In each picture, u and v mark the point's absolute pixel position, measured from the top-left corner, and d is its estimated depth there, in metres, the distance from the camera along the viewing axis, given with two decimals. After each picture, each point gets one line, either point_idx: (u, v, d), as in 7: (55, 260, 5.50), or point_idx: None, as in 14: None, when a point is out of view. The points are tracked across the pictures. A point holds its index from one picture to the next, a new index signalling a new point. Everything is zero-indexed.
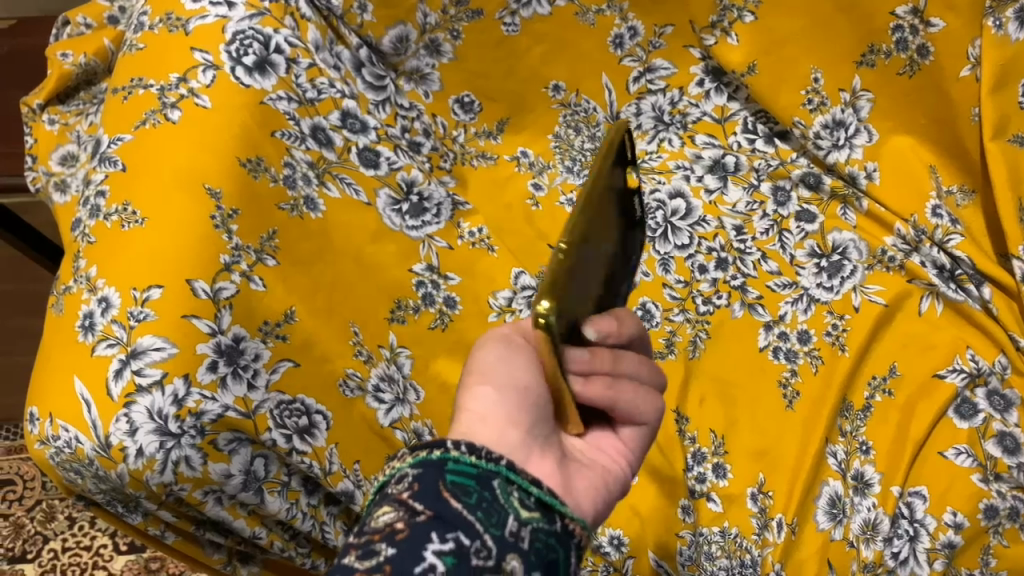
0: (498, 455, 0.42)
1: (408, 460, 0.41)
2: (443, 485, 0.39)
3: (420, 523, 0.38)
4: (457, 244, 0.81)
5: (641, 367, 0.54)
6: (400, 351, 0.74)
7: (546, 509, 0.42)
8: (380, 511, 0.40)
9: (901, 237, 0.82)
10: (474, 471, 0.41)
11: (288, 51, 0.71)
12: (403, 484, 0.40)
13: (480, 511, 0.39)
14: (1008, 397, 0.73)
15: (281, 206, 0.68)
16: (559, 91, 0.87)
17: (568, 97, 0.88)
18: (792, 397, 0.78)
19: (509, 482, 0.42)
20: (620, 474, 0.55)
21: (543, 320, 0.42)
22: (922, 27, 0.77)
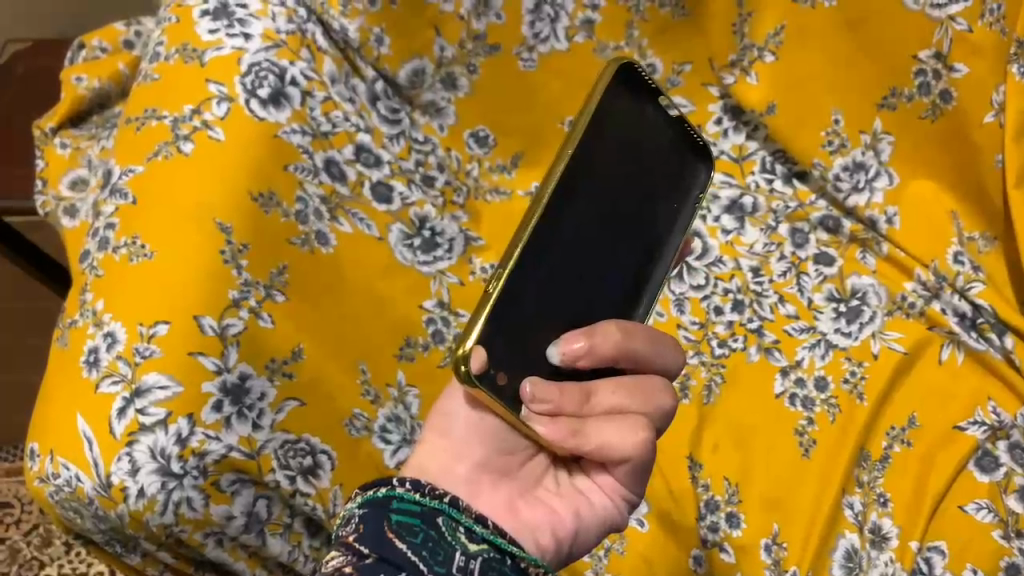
0: (443, 492, 0.43)
1: (357, 501, 0.43)
2: (386, 526, 0.40)
3: (367, 565, 0.38)
4: (469, 280, 0.80)
5: (630, 390, 0.49)
6: (408, 390, 0.72)
7: (497, 543, 0.43)
8: (328, 557, 0.40)
9: (922, 282, 0.80)
10: (418, 510, 0.42)
11: (303, 83, 0.71)
12: (350, 526, 0.41)
13: (426, 550, 0.40)
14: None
15: (292, 241, 0.67)
16: None
17: None
18: (808, 446, 0.76)
19: (454, 519, 0.42)
20: (607, 510, 0.51)
21: (462, 367, 0.45)
22: (945, 72, 0.76)
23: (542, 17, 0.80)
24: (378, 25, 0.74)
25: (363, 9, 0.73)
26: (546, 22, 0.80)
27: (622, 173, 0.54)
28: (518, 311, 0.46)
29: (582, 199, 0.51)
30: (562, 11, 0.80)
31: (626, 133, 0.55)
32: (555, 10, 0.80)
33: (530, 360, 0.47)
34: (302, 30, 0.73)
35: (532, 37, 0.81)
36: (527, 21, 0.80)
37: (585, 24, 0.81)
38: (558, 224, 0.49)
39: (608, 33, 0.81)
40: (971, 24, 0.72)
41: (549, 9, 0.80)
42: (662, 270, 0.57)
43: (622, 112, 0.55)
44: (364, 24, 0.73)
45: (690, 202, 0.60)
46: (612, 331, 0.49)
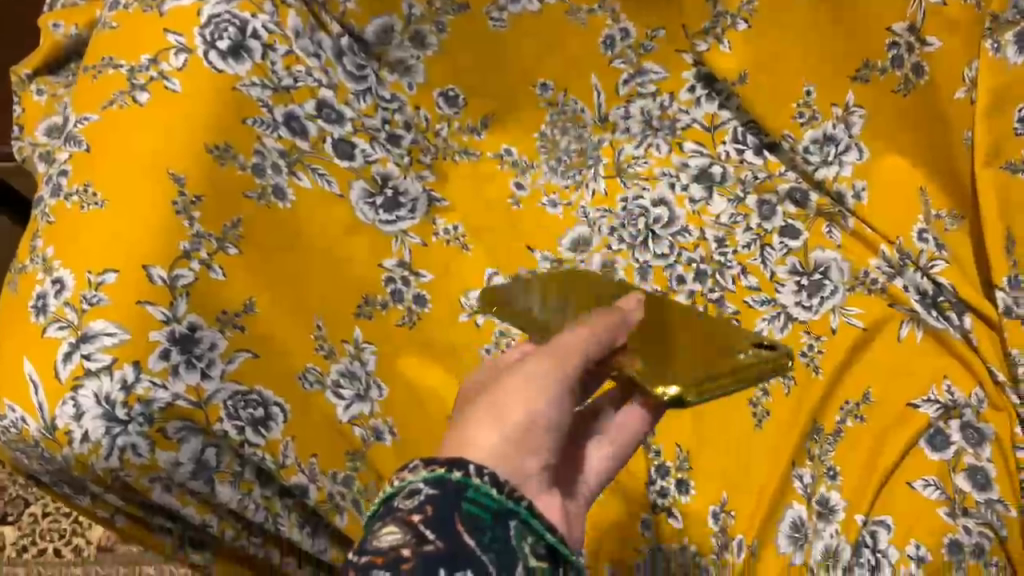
0: (520, 495, 0.45)
1: (423, 474, 0.45)
2: (457, 517, 0.43)
3: (429, 555, 0.41)
4: (432, 241, 0.79)
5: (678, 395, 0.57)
6: (365, 347, 0.72)
7: (555, 558, 0.46)
8: (386, 529, 0.43)
9: (885, 259, 0.80)
10: (491, 507, 0.44)
11: (265, 37, 0.71)
12: (415, 503, 0.43)
13: (492, 552, 0.42)
14: (982, 431, 0.73)
15: (247, 194, 0.67)
16: (547, 89, 0.84)
17: (556, 96, 0.85)
18: (761, 416, 0.77)
19: (525, 524, 0.45)
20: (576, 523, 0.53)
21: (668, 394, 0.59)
22: (918, 45, 0.77)
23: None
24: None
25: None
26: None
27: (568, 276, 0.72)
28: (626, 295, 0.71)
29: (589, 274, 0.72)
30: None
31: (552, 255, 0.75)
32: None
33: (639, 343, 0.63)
34: None
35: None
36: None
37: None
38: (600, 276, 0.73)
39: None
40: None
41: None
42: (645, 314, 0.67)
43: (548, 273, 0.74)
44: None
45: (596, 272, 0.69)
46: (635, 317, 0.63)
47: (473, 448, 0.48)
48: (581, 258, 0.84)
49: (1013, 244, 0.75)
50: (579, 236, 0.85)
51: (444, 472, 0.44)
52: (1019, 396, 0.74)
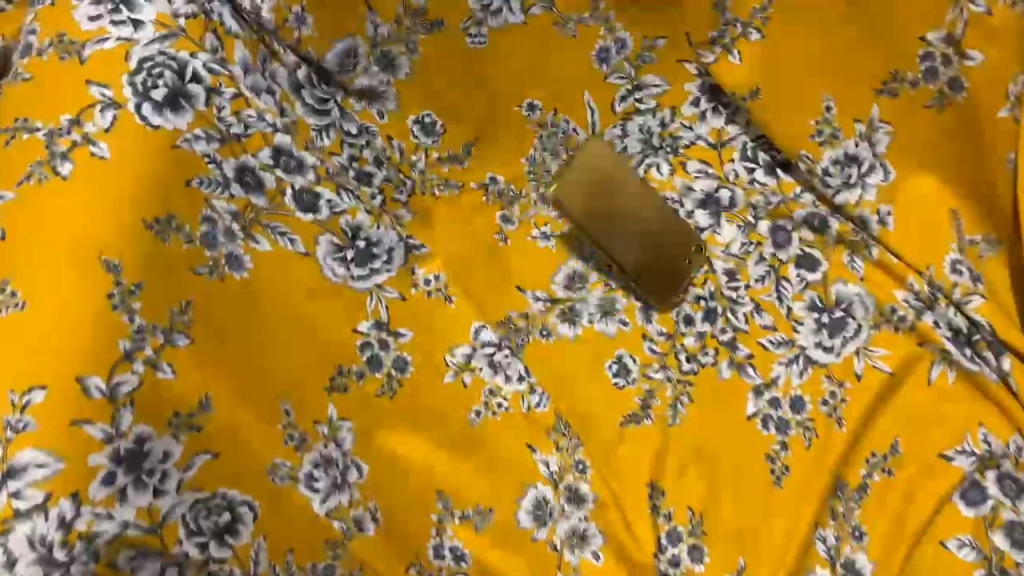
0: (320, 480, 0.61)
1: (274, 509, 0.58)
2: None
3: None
4: (410, 293, 0.71)
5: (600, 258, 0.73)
6: (341, 424, 0.64)
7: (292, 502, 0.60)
8: None
9: (914, 293, 0.72)
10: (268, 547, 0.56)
11: (206, 78, 0.61)
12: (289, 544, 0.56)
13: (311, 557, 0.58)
14: (1021, 482, 0.65)
15: (197, 269, 0.59)
16: (535, 109, 0.79)
17: (545, 116, 0.79)
18: (781, 473, 0.69)
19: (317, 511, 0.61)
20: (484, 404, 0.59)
21: None
22: (957, 58, 0.70)
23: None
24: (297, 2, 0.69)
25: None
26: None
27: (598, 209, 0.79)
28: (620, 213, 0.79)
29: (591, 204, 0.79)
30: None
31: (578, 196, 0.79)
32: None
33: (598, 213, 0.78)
34: (206, 11, 0.63)
35: (480, 9, 0.76)
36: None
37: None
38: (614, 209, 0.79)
39: (569, 5, 0.78)
40: (991, 6, 0.69)
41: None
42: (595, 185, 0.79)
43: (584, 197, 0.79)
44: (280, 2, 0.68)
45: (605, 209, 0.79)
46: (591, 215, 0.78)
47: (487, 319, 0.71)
48: (577, 296, 0.77)
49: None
50: (573, 272, 0.78)
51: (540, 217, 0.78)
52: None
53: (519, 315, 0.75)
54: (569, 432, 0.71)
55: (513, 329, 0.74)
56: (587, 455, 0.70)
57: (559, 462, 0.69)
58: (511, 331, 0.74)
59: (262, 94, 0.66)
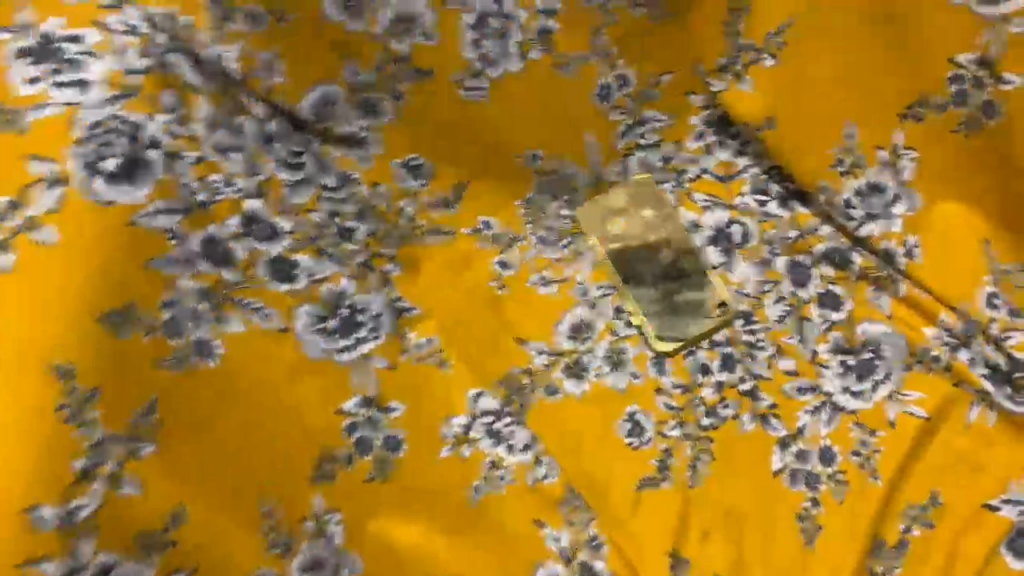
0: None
1: None
2: None
3: None
4: (399, 360, 0.63)
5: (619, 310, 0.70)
6: (330, 518, 0.56)
7: None
8: None
9: (946, 328, 0.67)
10: None
11: (166, 143, 0.57)
12: None
13: None
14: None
15: (162, 363, 0.52)
16: (536, 159, 0.74)
17: (547, 163, 0.74)
18: (812, 533, 0.62)
19: None
20: None
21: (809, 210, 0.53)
22: (991, 81, 0.66)
23: (488, 33, 0.71)
24: (268, 49, 0.64)
25: (245, 31, 0.63)
26: (494, 39, 0.71)
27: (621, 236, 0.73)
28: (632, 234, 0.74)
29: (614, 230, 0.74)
30: (512, 27, 0.72)
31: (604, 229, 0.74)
32: (503, 25, 0.72)
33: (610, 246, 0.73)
34: (162, 65, 0.59)
35: (478, 60, 0.71)
36: (470, 40, 0.71)
37: (541, 35, 0.73)
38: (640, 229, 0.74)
39: (568, 46, 0.74)
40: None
41: (496, 24, 0.71)
42: (600, 223, 0.74)
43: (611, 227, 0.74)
44: (245, 50, 0.63)
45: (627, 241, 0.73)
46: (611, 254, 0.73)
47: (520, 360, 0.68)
48: (583, 348, 0.69)
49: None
50: (579, 320, 0.70)
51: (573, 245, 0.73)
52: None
53: (522, 371, 0.67)
54: (583, 504, 0.63)
55: (517, 389, 0.67)
56: (603, 529, 0.63)
57: (571, 537, 0.62)
58: (514, 390, 0.67)
59: (229, 152, 0.60)
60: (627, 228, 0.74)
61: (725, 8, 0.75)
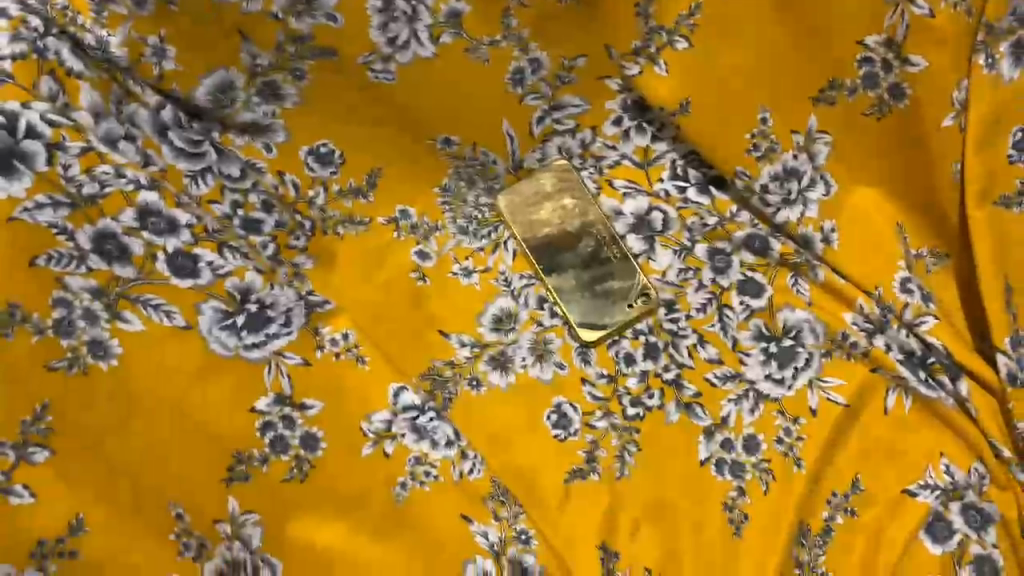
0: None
1: None
2: None
3: None
4: (316, 357, 0.62)
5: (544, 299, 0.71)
6: (245, 520, 0.54)
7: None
8: None
9: (863, 315, 0.68)
10: None
11: (47, 133, 0.53)
12: None
13: None
14: (986, 512, 0.58)
15: (53, 365, 0.50)
16: (450, 143, 0.73)
17: (463, 149, 0.74)
18: (739, 522, 0.62)
19: None
20: None
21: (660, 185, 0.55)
22: (899, 64, 0.65)
23: (395, 16, 0.66)
24: (155, 33, 0.60)
25: (128, 14, 0.59)
26: (402, 22, 0.67)
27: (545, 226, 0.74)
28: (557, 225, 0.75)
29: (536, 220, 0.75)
30: (420, 9, 0.67)
31: (528, 218, 0.75)
32: (410, 8, 0.67)
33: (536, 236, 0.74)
34: (38, 49, 0.54)
35: (386, 44, 0.67)
36: (378, 23, 0.66)
37: (450, 18, 0.68)
38: (563, 217, 0.75)
39: (481, 28, 0.70)
40: (933, 8, 0.63)
41: (403, 6, 0.66)
42: (525, 212, 0.75)
43: (535, 217, 0.75)
44: (131, 34, 0.59)
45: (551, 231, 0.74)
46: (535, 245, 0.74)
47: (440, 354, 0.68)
48: (507, 339, 0.70)
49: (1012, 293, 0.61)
50: (500, 312, 0.71)
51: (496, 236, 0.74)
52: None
53: (445, 363, 0.67)
54: (509, 498, 0.62)
55: (439, 382, 0.66)
56: (531, 522, 0.61)
57: (499, 532, 0.60)
58: (435, 383, 0.66)
59: (119, 142, 0.57)
60: (550, 217, 0.75)
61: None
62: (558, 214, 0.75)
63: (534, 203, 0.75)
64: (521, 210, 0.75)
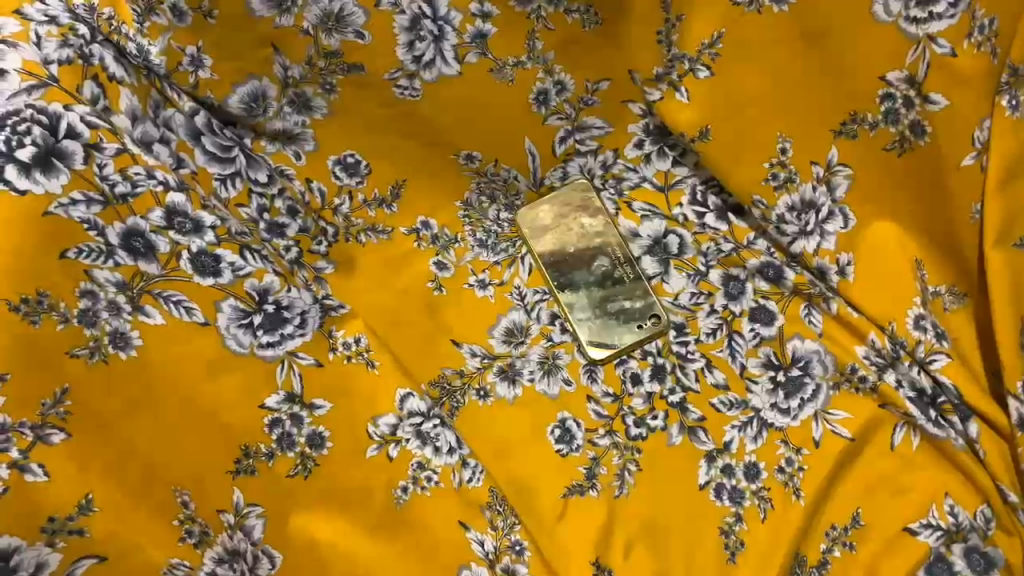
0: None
1: None
2: None
3: None
4: (330, 359, 0.64)
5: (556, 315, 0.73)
6: (250, 511, 0.56)
7: None
8: None
9: (875, 349, 0.67)
10: None
11: (86, 134, 0.56)
12: None
13: None
14: (990, 556, 0.57)
15: (74, 352, 0.53)
16: (473, 159, 0.76)
17: (484, 165, 0.76)
18: (735, 548, 0.63)
19: None
20: None
21: None
22: (920, 101, 0.62)
23: (422, 36, 0.69)
24: (193, 43, 0.64)
25: (169, 25, 0.63)
26: (428, 42, 0.70)
27: (564, 245, 0.77)
28: (575, 244, 0.77)
29: (556, 238, 0.77)
30: (447, 29, 0.70)
31: (548, 236, 0.77)
32: (437, 27, 0.70)
33: (556, 253, 0.77)
34: (84, 56, 0.57)
35: (412, 62, 0.70)
36: (404, 41, 0.69)
37: (476, 39, 0.71)
38: (581, 237, 0.77)
39: (505, 50, 0.72)
40: (955, 46, 0.60)
41: (430, 26, 0.69)
42: (547, 230, 0.77)
43: (555, 236, 0.77)
44: (170, 43, 0.64)
45: (569, 250, 0.77)
46: (553, 263, 0.77)
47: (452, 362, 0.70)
48: (516, 352, 0.71)
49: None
50: (512, 325, 0.73)
51: (515, 251, 0.76)
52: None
53: (455, 372, 0.69)
54: (506, 509, 0.63)
55: (447, 390, 0.68)
56: (526, 534, 0.62)
57: (495, 541, 0.61)
58: (444, 391, 0.68)
59: (153, 145, 0.61)
60: (570, 236, 0.77)
61: (659, 18, 0.73)
62: (577, 233, 0.77)
63: (554, 220, 0.77)
64: (540, 228, 0.77)
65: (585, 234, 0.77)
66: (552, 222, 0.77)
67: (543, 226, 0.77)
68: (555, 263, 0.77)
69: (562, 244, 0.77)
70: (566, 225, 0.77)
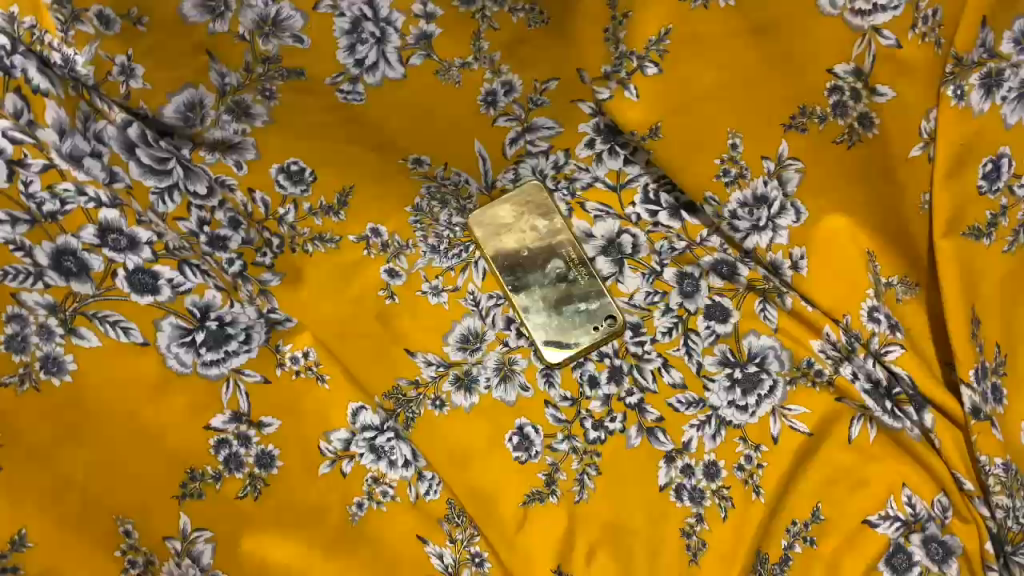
0: None
1: None
2: None
3: None
4: (276, 375, 0.62)
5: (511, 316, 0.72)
6: (197, 536, 0.54)
7: None
8: None
9: (831, 343, 0.67)
10: None
11: (10, 149, 0.54)
12: None
13: None
14: (948, 544, 0.57)
15: (4, 380, 0.52)
16: (422, 163, 0.75)
17: (434, 169, 0.75)
18: (697, 549, 0.62)
19: None
20: None
21: None
22: (867, 93, 0.62)
23: (363, 38, 0.67)
24: (123, 52, 0.61)
25: (95, 33, 0.60)
26: (370, 44, 0.68)
27: (519, 247, 0.76)
28: (527, 246, 0.76)
29: (513, 238, 0.76)
30: (390, 31, 0.68)
31: (501, 238, 0.76)
32: (379, 29, 0.68)
33: (513, 254, 0.76)
34: (5, 68, 0.55)
35: (354, 65, 0.68)
36: (345, 45, 0.67)
37: (420, 40, 0.69)
38: (536, 238, 0.76)
39: (452, 51, 0.71)
40: (900, 38, 0.59)
41: (372, 29, 0.67)
42: (502, 230, 0.76)
43: (510, 237, 0.76)
44: (99, 53, 0.61)
45: (522, 253, 0.76)
46: (507, 265, 0.75)
47: (407, 371, 0.68)
48: (472, 359, 0.70)
49: (979, 325, 0.58)
50: (467, 331, 0.71)
51: (468, 256, 0.75)
52: (991, 509, 0.57)
53: (409, 384, 0.68)
54: (465, 521, 0.61)
55: (402, 402, 0.67)
56: (486, 545, 0.61)
57: (454, 554, 0.59)
58: (399, 403, 0.67)
59: (84, 159, 0.58)
60: (524, 239, 0.76)
61: (606, 16, 0.72)
62: (531, 235, 0.76)
63: (508, 222, 0.76)
64: (495, 230, 0.76)
65: (538, 236, 0.76)
66: (511, 220, 0.76)
67: (494, 230, 0.76)
68: (509, 264, 0.75)
69: (515, 246, 0.76)
70: (518, 228, 0.76)
